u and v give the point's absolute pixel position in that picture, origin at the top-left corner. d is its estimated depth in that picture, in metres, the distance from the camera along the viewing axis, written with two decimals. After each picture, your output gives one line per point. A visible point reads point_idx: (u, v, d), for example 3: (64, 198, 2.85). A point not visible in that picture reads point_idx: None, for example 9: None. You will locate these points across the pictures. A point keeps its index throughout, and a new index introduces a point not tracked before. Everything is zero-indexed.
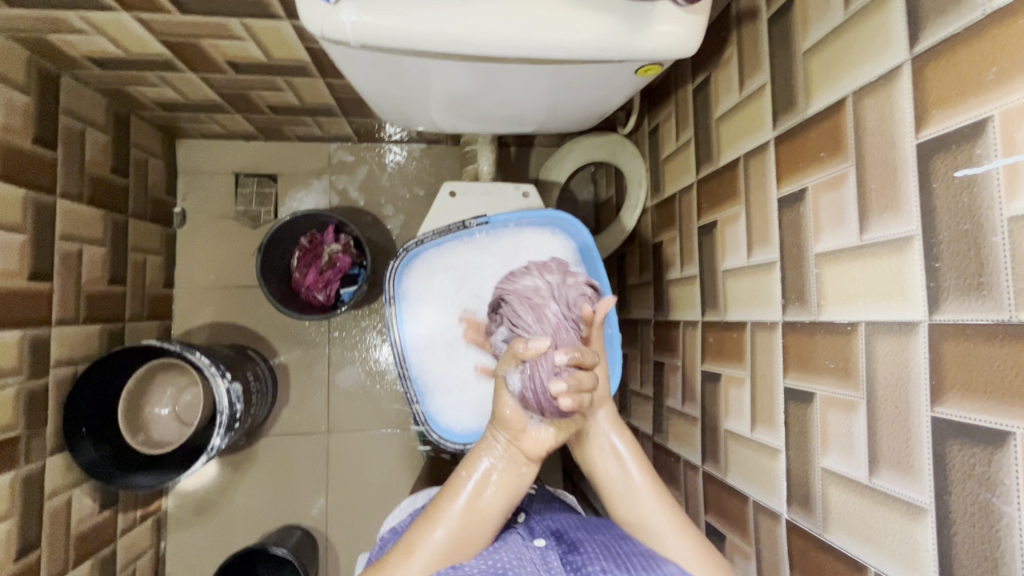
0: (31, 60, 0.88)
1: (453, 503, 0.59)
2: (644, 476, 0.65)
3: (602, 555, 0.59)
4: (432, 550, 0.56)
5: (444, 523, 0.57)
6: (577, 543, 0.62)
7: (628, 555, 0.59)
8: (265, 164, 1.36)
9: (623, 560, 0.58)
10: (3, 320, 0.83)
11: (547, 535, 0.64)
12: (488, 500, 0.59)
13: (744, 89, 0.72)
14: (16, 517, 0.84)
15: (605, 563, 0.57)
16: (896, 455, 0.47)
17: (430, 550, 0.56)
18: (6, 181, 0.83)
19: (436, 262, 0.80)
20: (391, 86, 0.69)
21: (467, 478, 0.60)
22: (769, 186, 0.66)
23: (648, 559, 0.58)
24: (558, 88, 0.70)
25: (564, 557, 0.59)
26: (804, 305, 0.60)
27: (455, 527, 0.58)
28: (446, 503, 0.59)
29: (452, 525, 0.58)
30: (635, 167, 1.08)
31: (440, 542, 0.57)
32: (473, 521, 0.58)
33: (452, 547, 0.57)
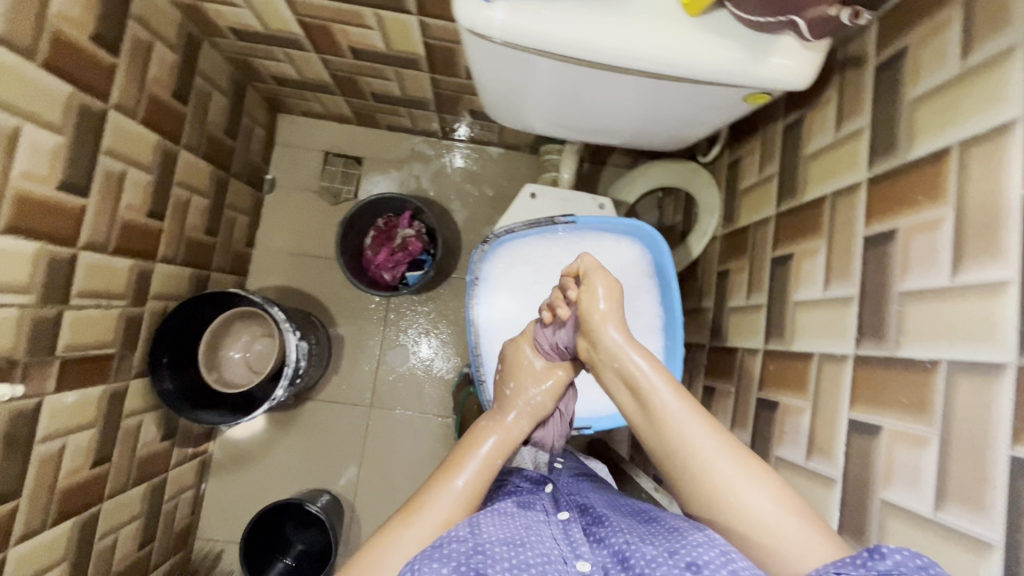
0: (184, 24, 0.99)
1: (472, 456, 0.66)
2: (684, 405, 0.61)
3: (625, 529, 0.58)
4: (455, 495, 0.61)
5: (463, 473, 0.63)
6: (602, 517, 0.62)
7: (657, 529, 0.57)
8: (354, 146, 1.45)
9: (646, 533, 0.57)
10: (121, 247, 0.92)
11: (571, 508, 0.66)
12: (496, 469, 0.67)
13: (841, 130, 0.75)
14: (98, 429, 0.92)
15: (629, 535, 0.57)
16: (967, 491, 0.48)
17: (453, 495, 0.61)
18: (146, 127, 0.93)
19: (518, 253, 0.85)
20: (507, 83, 0.75)
21: (486, 443, 0.68)
22: (856, 224, 0.69)
23: (673, 527, 0.56)
24: (661, 104, 0.75)
25: (590, 531, 0.60)
26: (880, 340, 0.61)
27: (475, 474, 0.63)
28: (466, 457, 0.66)
29: (472, 474, 0.64)
30: (709, 196, 1.12)
31: (462, 489, 0.62)
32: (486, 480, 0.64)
33: (469, 498, 0.62)
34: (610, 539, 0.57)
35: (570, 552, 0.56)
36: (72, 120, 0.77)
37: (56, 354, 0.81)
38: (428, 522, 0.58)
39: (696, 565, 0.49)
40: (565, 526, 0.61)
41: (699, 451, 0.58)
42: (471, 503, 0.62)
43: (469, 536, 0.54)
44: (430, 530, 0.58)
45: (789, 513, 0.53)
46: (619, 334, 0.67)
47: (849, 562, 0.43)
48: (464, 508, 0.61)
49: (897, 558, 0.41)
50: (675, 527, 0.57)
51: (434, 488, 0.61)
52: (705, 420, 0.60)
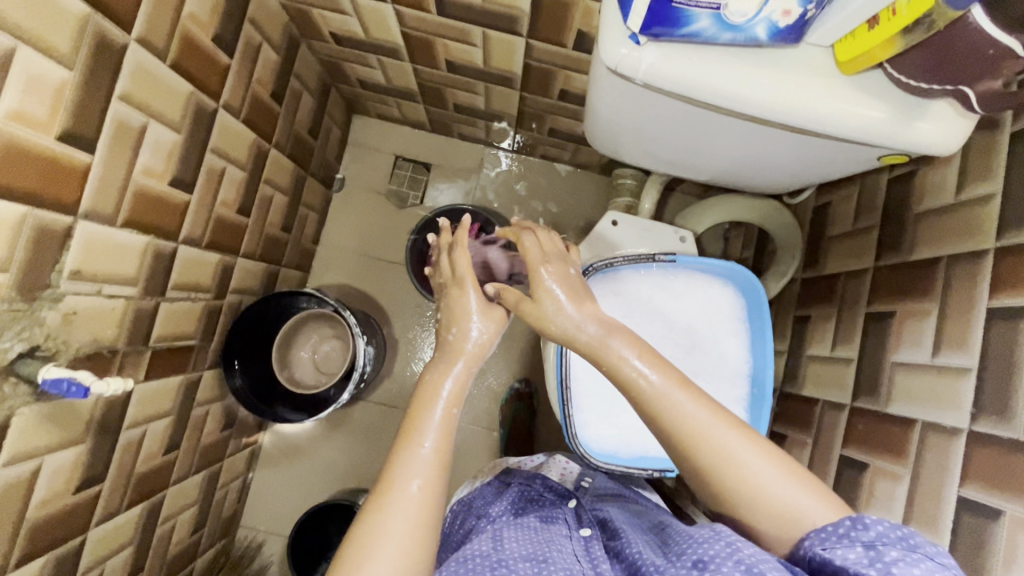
0: (288, 26, 1.01)
1: (432, 419, 0.65)
2: (665, 377, 0.61)
3: (642, 542, 0.64)
4: (425, 463, 0.61)
5: (428, 438, 0.63)
6: (620, 532, 0.68)
7: (670, 539, 0.62)
8: (424, 152, 1.46)
9: (665, 546, 0.62)
10: (213, 242, 0.93)
11: (593, 524, 0.71)
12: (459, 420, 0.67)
13: (964, 193, 0.72)
14: (174, 417, 0.94)
15: (644, 547, 0.62)
16: None
17: (422, 464, 0.61)
18: (246, 125, 0.94)
19: (610, 284, 0.84)
20: (621, 117, 0.75)
21: (441, 406, 0.67)
22: (978, 294, 0.67)
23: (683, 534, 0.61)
24: (776, 151, 0.74)
25: (609, 547, 0.66)
26: (1006, 420, 0.59)
27: (438, 435, 0.64)
28: (424, 420, 0.65)
29: (437, 436, 0.64)
30: (791, 238, 1.10)
31: (430, 455, 0.62)
32: (447, 440, 0.64)
33: (438, 463, 0.62)
34: (627, 552, 0.62)
35: (589, 562, 0.61)
36: (189, 118, 0.79)
37: (149, 344, 0.83)
38: (404, 505, 0.57)
39: (703, 561, 0.53)
40: (586, 541, 0.66)
41: (693, 424, 0.59)
42: (443, 464, 0.62)
43: (491, 551, 0.60)
44: (413, 507, 0.58)
45: (789, 477, 0.57)
46: (595, 326, 0.68)
47: (834, 533, 0.51)
48: (437, 472, 0.61)
49: (879, 528, 0.49)
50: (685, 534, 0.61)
51: (404, 463, 0.61)
52: (665, 374, 0.62)
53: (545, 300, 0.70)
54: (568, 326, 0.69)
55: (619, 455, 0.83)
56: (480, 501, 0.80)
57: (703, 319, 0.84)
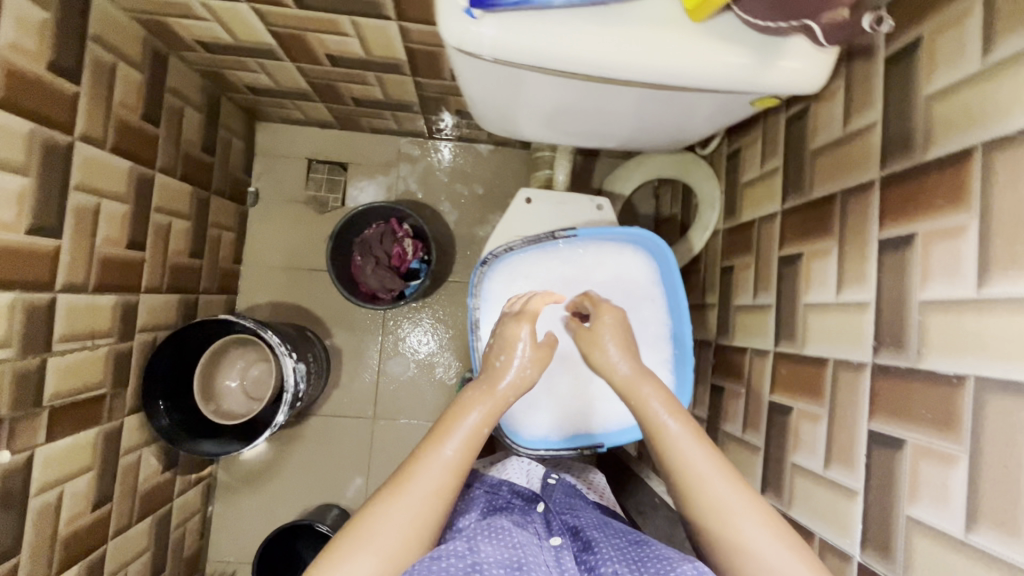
0: (147, 40, 0.93)
1: (460, 426, 0.63)
2: (685, 427, 0.63)
3: (616, 557, 0.60)
4: (444, 465, 0.61)
5: (452, 441, 0.62)
6: (592, 542, 0.64)
7: (645, 556, 0.59)
8: (338, 151, 1.40)
9: (637, 563, 0.58)
10: (102, 284, 0.87)
11: (564, 532, 0.67)
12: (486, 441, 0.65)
13: (850, 126, 0.71)
14: (96, 471, 0.90)
15: (619, 566, 0.59)
16: (1001, 515, 0.47)
17: (441, 465, 0.61)
18: (117, 154, 0.88)
19: (518, 268, 0.82)
20: (499, 96, 0.72)
21: (473, 415, 0.64)
22: (869, 227, 0.66)
23: (664, 556, 0.57)
24: (661, 110, 0.71)
25: (581, 561, 0.62)
26: (901, 350, 0.59)
27: (464, 444, 0.62)
28: (455, 421, 0.64)
29: (461, 445, 0.62)
30: (709, 189, 1.08)
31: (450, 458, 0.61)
32: (470, 455, 0.62)
33: (458, 469, 0.61)
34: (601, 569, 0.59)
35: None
36: (35, 158, 0.72)
37: (44, 403, 0.78)
38: (417, 495, 0.59)
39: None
40: (558, 551, 0.63)
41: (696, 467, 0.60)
42: (459, 473, 0.61)
43: (467, 552, 0.56)
44: (419, 503, 0.58)
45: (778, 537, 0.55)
46: (629, 364, 0.70)
47: None
48: (454, 478, 0.61)
49: None
50: (666, 556, 0.58)
51: (424, 460, 0.61)
52: (706, 448, 0.61)
53: (602, 334, 0.72)
54: (606, 363, 0.71)
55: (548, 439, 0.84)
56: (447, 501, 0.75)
57: (617, 290, 0.82)
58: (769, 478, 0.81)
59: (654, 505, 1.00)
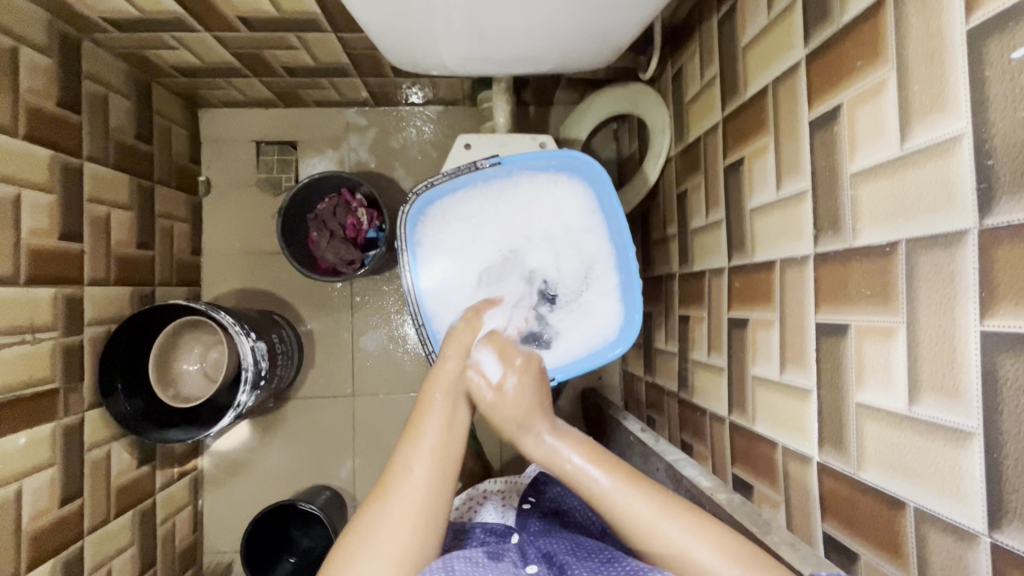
0: (52, 23, 0.90)
1: (430, 406, 0.67)
2: (616, 480, 0.62)
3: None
4: (417, 483, 0.61)
5: (426, 428, 0.65)
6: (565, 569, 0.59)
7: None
8: (284, 130, 1.36)
9: None
10: (35, 276, 0.86)
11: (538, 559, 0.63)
12: (457, 417, 0.67)
13: (774, 9, 0.66)
14: (59, 466, 0.89)
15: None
16: (940, 380, 0.43)
17: (413, 484, 0.61)
18: (32, 142, 0.85)
19: (450, 208, 0.80)
20: (400, 25, 0.69)
21: (438, 395, 0.68)
22: (800, 111, 0.61)
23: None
24: (571, 17, 0.68)
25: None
26: (838, 232, 0.55)
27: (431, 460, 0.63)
28: (419, 431, 0.65)
29: (429, 460, 0.63)
30: (658, 116, 1.03)
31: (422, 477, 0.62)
32: (441, 464, 0.64)
33: (432, 477, 0.62)
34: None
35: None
36: None
37: None
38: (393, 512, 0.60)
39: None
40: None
41: (623, 506, 0.60)
42: (441, 458, 0.64)
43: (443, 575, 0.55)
44: (409, 498, 0.60)
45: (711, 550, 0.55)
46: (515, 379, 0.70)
47: None
48: (435, 465, 0.63)
49: None
50: None
51: (406, 451, 0.64)
52: (606, 470, 0.63)
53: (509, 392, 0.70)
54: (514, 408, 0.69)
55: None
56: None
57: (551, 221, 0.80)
58: (733, 397, 0.77)
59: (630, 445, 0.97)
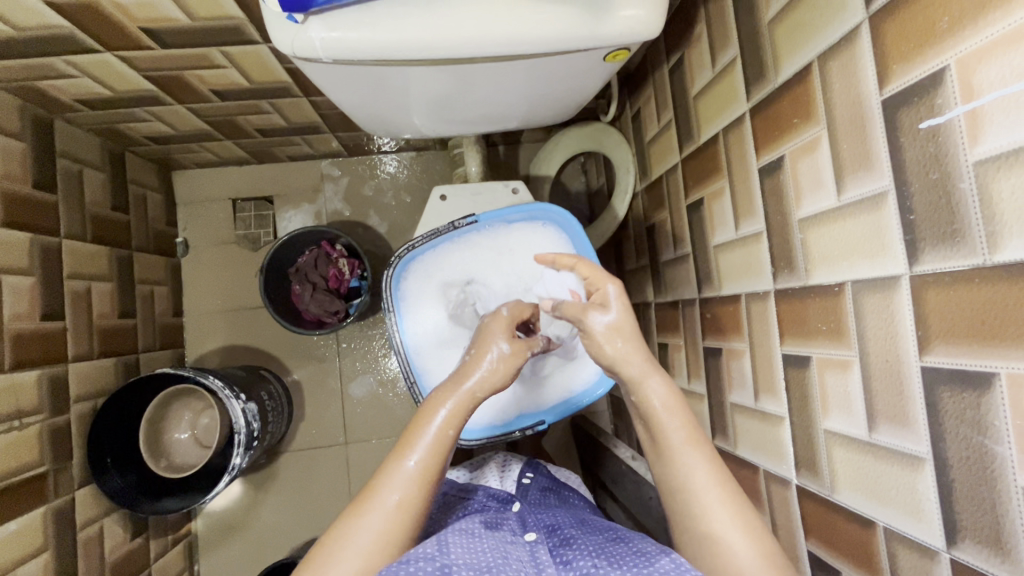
0: (24, 108, 0.91)
1: (425, 432, 0.60)
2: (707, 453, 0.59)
3: (594, 551, 0.56)
4: (408, 478, 0.58)
5: (416, 452, 0.59)
6: (570, 539, 0.60)
7: (625, 552, 0.55)
8: (260, 186, 1.38)
9: (616, 558, 0.54)
10: (19, 360, 0.85)
11: (540, 529, 0.64)
12: (455, 442, 0.61)
13: (717, 64, 0.72)
14: (51, 550, 0.87)
15: (597, 559, 0.54)
16: (892, 409, 0.47)
17: (405, 478, 0.58)
18: (10, 228, 0.86)
19: (432, 264, 0.84)
20: (371, 99, 0.72)
21: (436, 418, 0.61)
22: (749, 158, 0.67)
23: (640, 551, 0.54)
24: (530, 83, 0.72)
25: (556, 558, 0.57)
26: (792, 271, 0.60)
27: (428, 451, 0.59)
28: (417, 433, 0.60)
29: (425, 452, 0.59)
30: (622, 153, 1.09)
31: (414, 471, 0.58)
32: (435, 467, 0.59)
33: (424, 477, 0.58)
34: (576, 562, 0.55)
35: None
36: None
37: None
38: (378, 515, 0.56)
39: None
40: (532, 546, 0.59)
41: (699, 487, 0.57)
42: (427, 483, 0.58)
43: (436, 555, 0.53)
44: (385, 518, 0.56)
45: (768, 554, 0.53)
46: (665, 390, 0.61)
47: None
48: (420, 489, 0.58)
49: None
50: (643, 551, 0.54)
51: (388, 473, 0.58)
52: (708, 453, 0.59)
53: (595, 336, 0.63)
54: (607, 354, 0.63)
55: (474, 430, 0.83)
56: (417, 524, 0.71)
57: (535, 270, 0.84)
58: (715, 424, 0.81)
59: (623, 474, 1.00)
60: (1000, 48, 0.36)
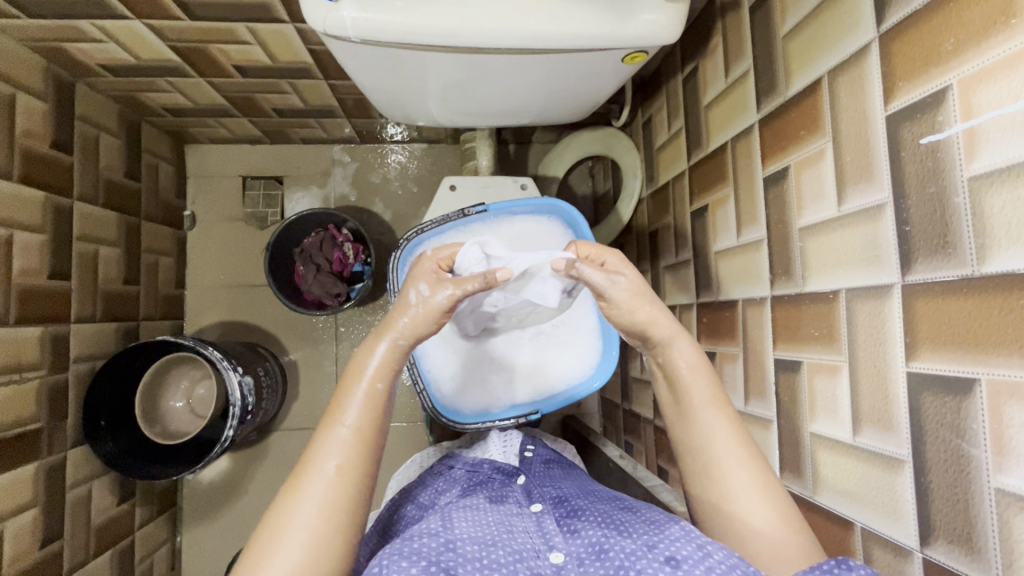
0: (48, 68, 0.92)
1: (355, 391, 0.59)
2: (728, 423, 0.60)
3: (601, 521, 0.58)
4: (344, 440, 0.56)
5: (348, 414, 0.58)
6: (576, 509, 0.61)
7: (633, 522, 0.58)
8: (271, 166, 1.40)
9: (623, 527, 0.57)
10: (24, 316, 0.87)
11: (545, 500, 0.65)
12: (388, 397, 0.60)
13: (730, 75, 0.74)
14: (40, 506, 0.88)
15: (603, 528, 0.56)
16: (877, 413, 0.49)
17: (341, 441, 0.56)
18: (25, 185, 0.87)
19: (438, 250, 0.86)
20: (392, 83, 0.74)
21: (365, 376, 0.60)
22: (755, 167, 0.69)
23: (650, 521, 0.57)
24: (548, 78, 0.73)
25: (563, 529, 0.59)
26: (790, 278, 0.62)
27: (360, 413, 0.58)
28: (347, 395, 0.59)
29: (357, 411, 0.58)
30: (630, 158, 1.11)
31: (349, 433, 0.57)
32: (371, 423, 0.58)
33: (359, 437, 0.57)
34: (582, 532, 0.56)
35: (540, 550, 0.55)
36: None
37: None
38: (318, 484, 0.54)
39: (675, 559, 0.50)
40: (539, 517, 0.61)
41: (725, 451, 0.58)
42: (363, 444, 0.57)
43: (440, 531, 0.56)
44: (325, 486, 0.54)
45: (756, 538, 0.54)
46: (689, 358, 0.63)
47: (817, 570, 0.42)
48: (358, 451, 0.57)
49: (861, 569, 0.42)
50: (654, 521, 0.57)
51: (321, 441, 0.57)
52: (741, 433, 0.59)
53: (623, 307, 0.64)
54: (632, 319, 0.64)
55: (462, 413, 0.84)
56: (428, 494, 0.73)
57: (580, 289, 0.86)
58: None
59: (610, 472, 1.01)
60: (1000, 71, 0.38)
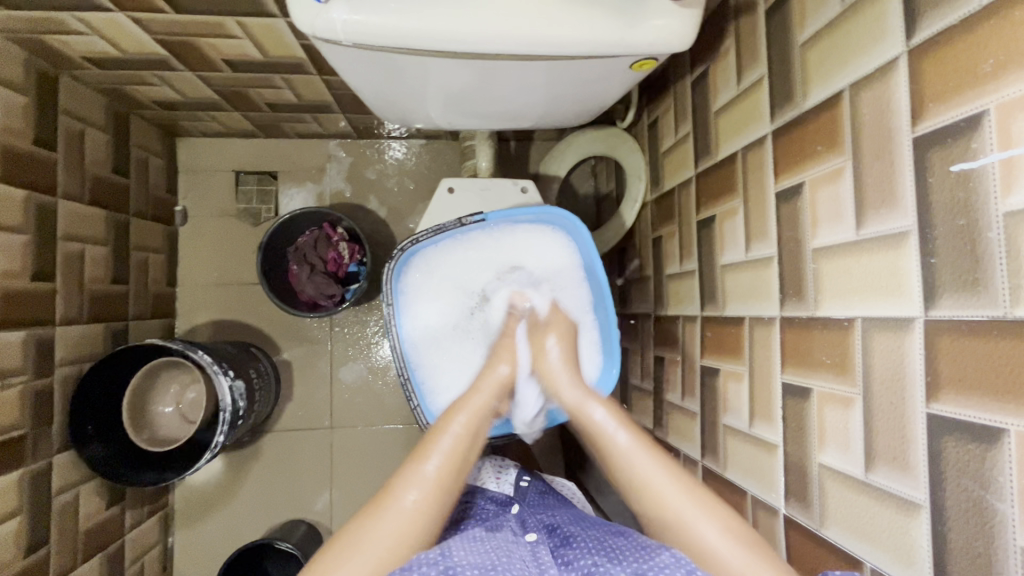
0: (30, 61, 0.88)
1: (443, 439, 0.64)
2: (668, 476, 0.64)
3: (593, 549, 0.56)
4: (425, 481, 0.61)
5: (435, 456, 0.63)
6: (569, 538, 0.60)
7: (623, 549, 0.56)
8: (265, 161, 1.36)
9: (614, 554, 0.55)
10: (7, 320, 0.84)
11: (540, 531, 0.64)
12: (468, 448, 0.66)
13: (742, 82, 0.71)
14: (25, 514, 0.86)
15: (596, 556, 0.55)
16: (892, 452, 0.47)
17: (422, 479, 0.61)
18: (6, 183, 0.83)
19: (434, 259, 0.83)
20: (387, 86, 0.70)
21: (455, 423, 0.67)
22: (767, 181, 0.66)
23: (641, 547, 0.55)
24: (552, 83, 0.70)
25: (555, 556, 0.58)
26: (801, 300, 0.59)
27: (445, 458, 0.63)
28: (435, 441, 0.65)
29: (442, 458, 0.63)
30: (634, 161, 1.07)
31: (431, 474, 0.61)
32: (450, 475, 0.62)
33: (439, 483, 0.61)
34: (574, 562, 0.55)
35: None
36: None
37: None
38: (394, 514, 0.57)
39: None
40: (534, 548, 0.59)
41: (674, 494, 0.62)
42: (441, 489, 0.61)
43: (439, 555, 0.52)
44: (399, 521, 0.57)
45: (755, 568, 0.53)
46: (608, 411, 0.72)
47: None
48: (433, 494, 0.60)
49: None
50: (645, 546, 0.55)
51: (406, 475, 0.61)
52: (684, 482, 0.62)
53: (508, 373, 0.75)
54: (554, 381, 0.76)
55: None
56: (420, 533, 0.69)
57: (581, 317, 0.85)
58: (705, 442, 0.80)
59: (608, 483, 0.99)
60: None
